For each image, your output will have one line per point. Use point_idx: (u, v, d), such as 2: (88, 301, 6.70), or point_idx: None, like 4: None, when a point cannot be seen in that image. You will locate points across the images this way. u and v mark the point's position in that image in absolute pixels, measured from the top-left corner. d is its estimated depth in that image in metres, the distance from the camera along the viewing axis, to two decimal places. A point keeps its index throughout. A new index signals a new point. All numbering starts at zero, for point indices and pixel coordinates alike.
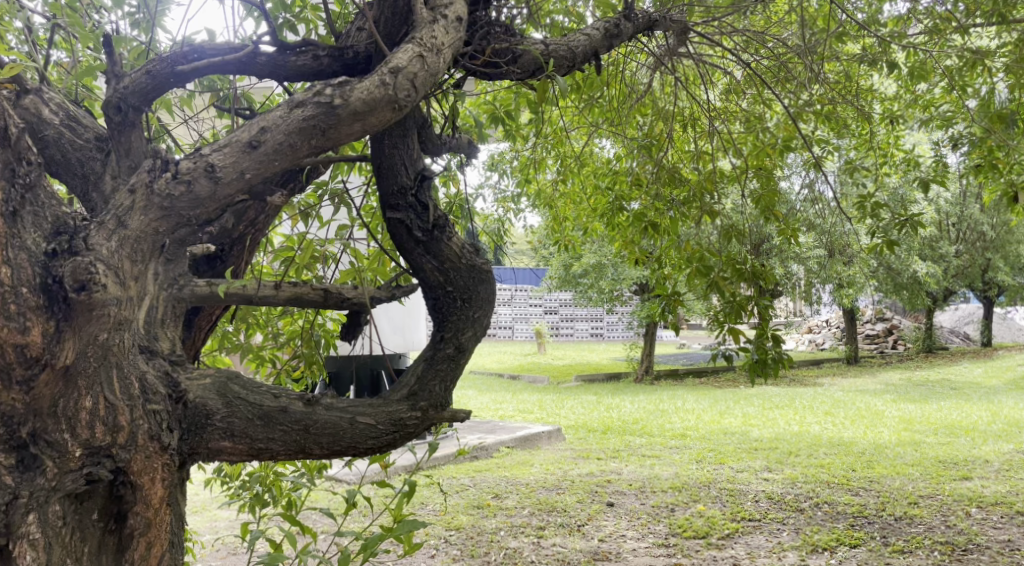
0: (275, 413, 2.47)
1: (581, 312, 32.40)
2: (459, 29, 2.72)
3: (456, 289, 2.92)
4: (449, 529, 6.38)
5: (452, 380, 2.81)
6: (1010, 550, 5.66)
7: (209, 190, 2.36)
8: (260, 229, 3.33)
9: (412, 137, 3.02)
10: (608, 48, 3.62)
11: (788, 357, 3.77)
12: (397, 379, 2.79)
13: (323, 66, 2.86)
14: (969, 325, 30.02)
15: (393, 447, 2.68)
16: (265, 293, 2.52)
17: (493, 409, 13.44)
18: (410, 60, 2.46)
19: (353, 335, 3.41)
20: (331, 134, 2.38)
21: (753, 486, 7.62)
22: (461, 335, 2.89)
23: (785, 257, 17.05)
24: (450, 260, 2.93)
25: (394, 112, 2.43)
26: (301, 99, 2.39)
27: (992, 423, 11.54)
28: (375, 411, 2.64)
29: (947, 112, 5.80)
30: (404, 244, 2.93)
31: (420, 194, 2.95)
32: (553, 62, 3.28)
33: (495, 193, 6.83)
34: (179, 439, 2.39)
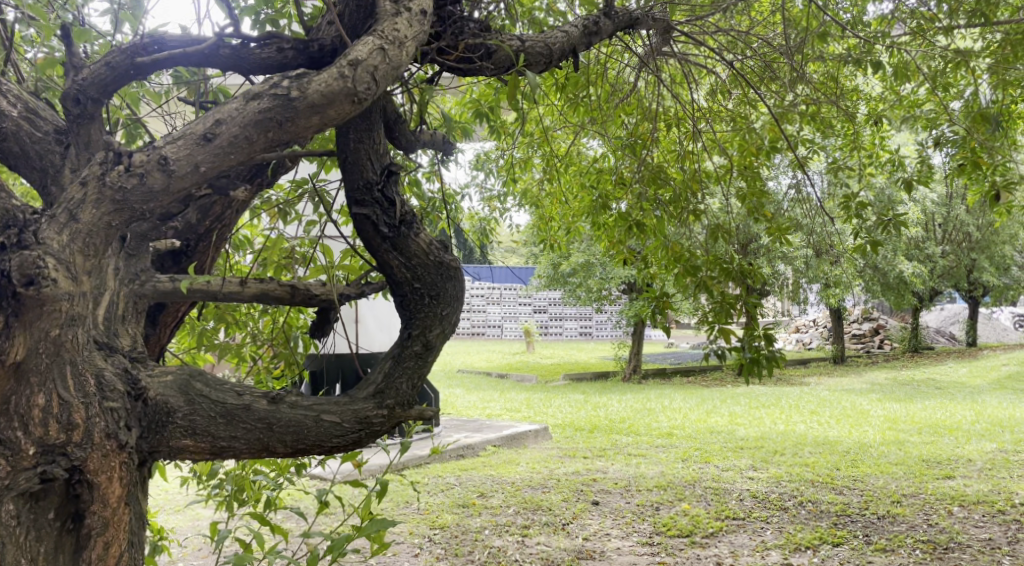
0: (237, 411, 2.46)
1: (570, 312, 32.42)
2: (423, 22, 2.69)
3: (424, 286, 2.91)
4: (433, 528, 6.36)
5: (419, 378, 2.80)
6: (991, 549, 5.71)
7: (162, 182, 2.30)
8: (226, 226, 3.37)
9: (379, 131, 2.95)
10: (587, 45, 3.61)
11: (782, 358, 3.76)
12: (363, 377, 2.77)
13: (288, 60, 2.77)
14: (954, 325, 30.29)
15: (359, 446, 2.66)
16: (230, 290, 2.68)
17: (480, 408, 13.43)
18: (370, 53, 2.45)
19: (323, 332, 3.39)
20: (289, 127, 2.35)
21: (738, 484, 7.65)
22: (428, 332, 2.87)
23: (772, 256, 17.14)
24: (418, 257, 2.91)
25: (354, 105, 2.40)
26: (257, 91, 2.37)
27: (977, 422, 11.61)
28: (341, 409, 2.61)
29: (931, 113, 5.83)
30: (370, 241, 2.91)
31: (386, 189, 2.93)
32: (528, 58, 3.27)
33: (480, 192, 6.81)
34: (138, 438, 2.37)
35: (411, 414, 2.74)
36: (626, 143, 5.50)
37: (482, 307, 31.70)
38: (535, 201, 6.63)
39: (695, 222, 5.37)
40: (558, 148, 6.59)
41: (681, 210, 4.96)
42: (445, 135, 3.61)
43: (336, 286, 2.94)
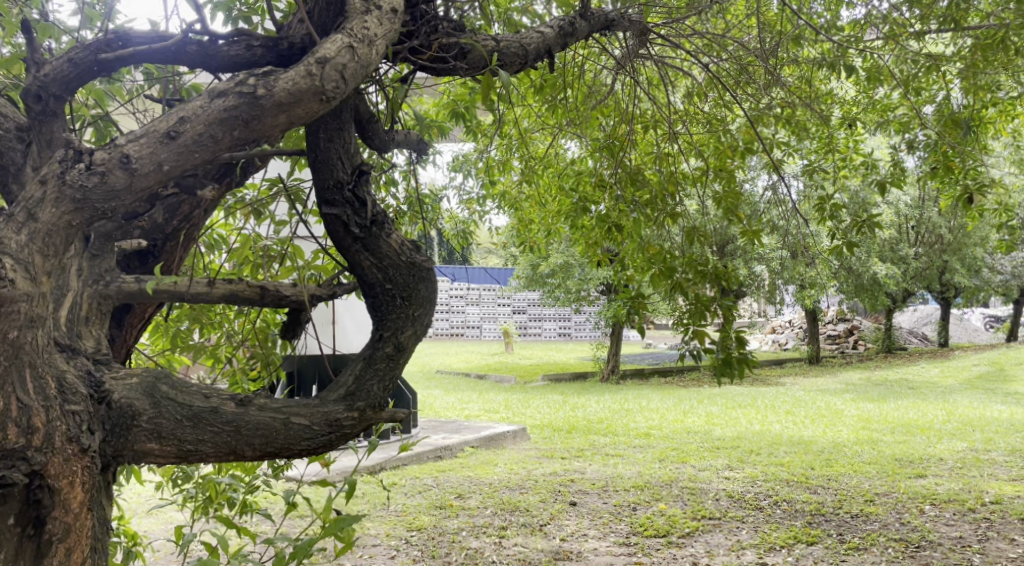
0: (205, 414, 2.43)
1: (549, 312, 32.46)
2: (394, 20, 2.67)
3: (396, 287, 2.89)
4: (410, 530, 6.34)
5: (390, 380, 2.78)
6: (961, 547, 5.79)
7: (125, 181, 2.27)
8: (194, 225, 3.32)
9: (350, 130, 2.95)
10: (563, 46, 3.61)
11: (756, 358, 3.78)
12: (334, 379, 2.75)
13: (257, 57, 2.75)
14: (927, 325, 30.73)
15: (330, 449, 2.65)
16: (197, 291, 2.65)
17: (459, 409, 13.40)
18: (339, 51, 2.44)
19: (295, 331, 3.38)
20: (255, 125, 2.36)
21: (714, 484, 7.69)
22: (400, 333, 2.85)
23: (749, 258, 17.29)
24: (389, 257, 2.89)
25: (322, 103, 2.41)
26: (223, 88, 2.36)
27: (948, 421, 11.78)
28: (311, 411, 2.60)
29: (904, 117, 5.90)
30: (341, 241, 2.89)
31: (357, 189, 2.90)
32: (503, 58, 3.27)
33: (458, 193, 6.79)
34: (101, 441, 2.33)
35: (383, 416, 2.73)
36: (603, 144, 5.53)
37: (461, 307, 31.64)
38: (513, 202, 6.62)
39: (672, 224, 5.40)
40: (536, 150, 6.60)
41: (657, 212, 4.98)
42: (420, 134, 3.59)
43: (308, 287, 2.92)
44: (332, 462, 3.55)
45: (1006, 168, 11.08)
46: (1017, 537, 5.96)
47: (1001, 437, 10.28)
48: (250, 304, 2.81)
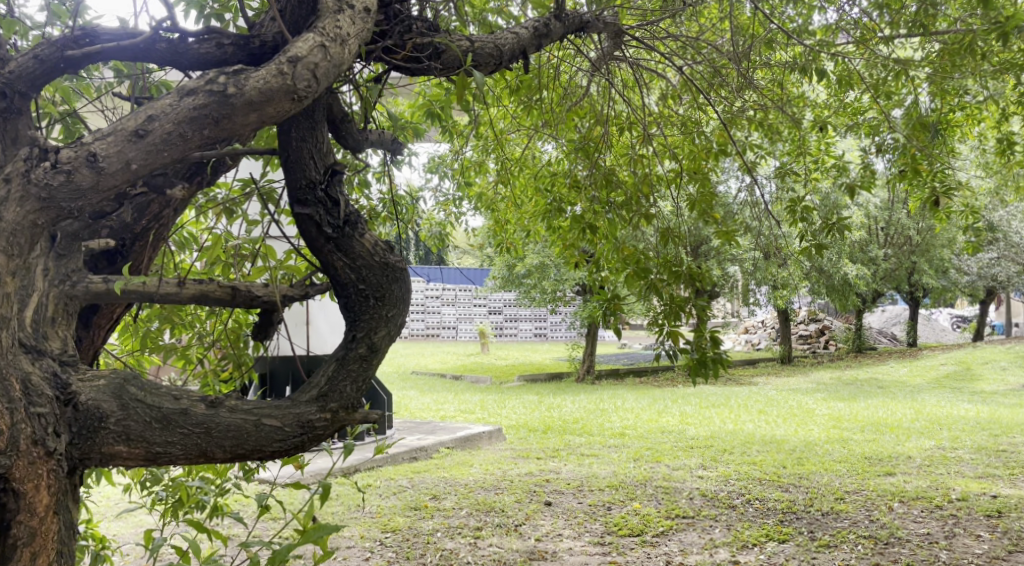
0: (174, 416, 2.41)
1: (524, 313, 32.48)
2: (366, 19, 2.66)
3: (369, 287, 2.87)
4: (384, 531, 6.31)
5: (363, 381, 2.76)
6: (929, 543, 5.88)
7: (91, 179, 2.24)
8: (164, 225, 3.30)
9: (322, 130, 2.95)
10: (538, 47, 3.62)
11: (729, 359, 3.81)
12: (307, 379, 2.73)
13: (227, 55, 2.72)
14: (896, 325, 31.21)
15: (302, 451, 2.63)
16: (168, 291, 2.62)
17: (434, 410, 13.37)
18: (311, 51, 2.42)
19: (265, 334, 3.35)
20: (225, 124, 2.33)
21: (688, 483, 7.75)
22: (373, 334, 2.82)
23: (723, 258, 17.44)
24: (362, 257, 2.88)
25: (294, 102, 2.39)
26: (192, 87, 2.32)
27: (917, 420, 11.97)
28: (282, 413, 2.58)
29: (874, 120, 5.98)
30: (313, 241, 2.87)
31: (330, 189, 2.91)
32: (477, 58, 3.26)
33: (434, 194, 6.76)
34: (68, 444, 2.30)
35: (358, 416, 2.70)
36: (580, 146, 5.54)
37: (437, 308, 31.56)
38: (490, 204, 6.62)
39: (647, 225, 5.43)
40: (512, 151, 6.60)
41: (632, 213, 5.01)
42: (394, 134, 3.57)
43: (280, 288, 2.90)
44: (304, 463, 3.52)
45: (972, 171, 11.30)
46: (983, 533, 6.08)
47: (967, 436, 10.46)
48: (222, 305, 2.78)
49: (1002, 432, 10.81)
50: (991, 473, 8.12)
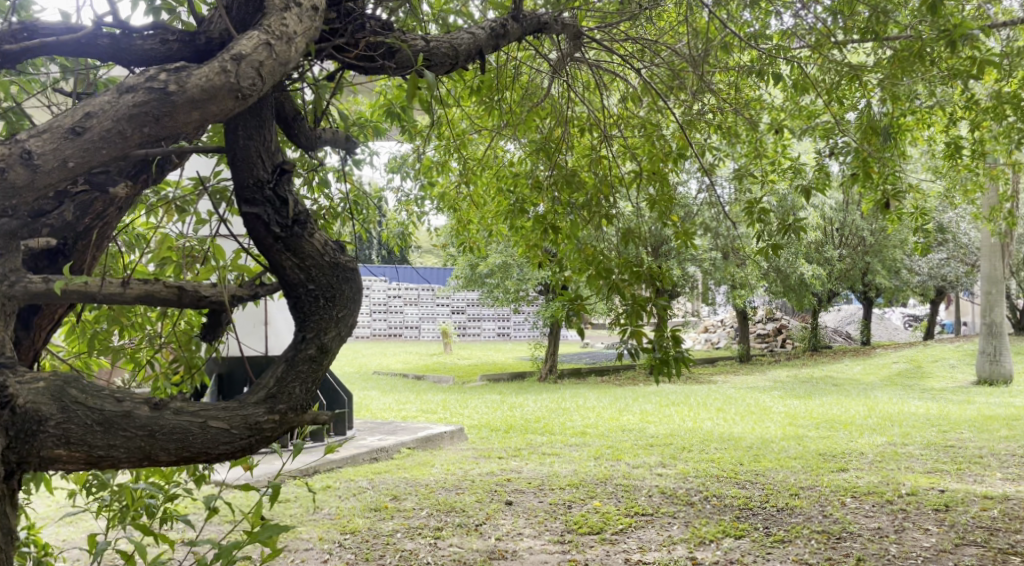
0: (117, 418, 2.35)
1: (488, 312, 32.48)
2: (314, 17, 2.65)
3: (319, 288, 2.85)
4: (343, 533, 6.26)
5: (313, 382, 2.75)
6: (879, 537, 6.03)
7: (26, 177, 2.19)
8: (108, 224, 3.22)
9: (270, 127, 2.90)
10: (495, 48, 3.62)
11: (689, 357, 3.86)
12: (256, 380, 2.71)
13: (172, 52, 2.66)
14: (850, 325, 31.91)
15: (250, 452, 2.61)
16: (111, 291, 2.56)
17: (395, 410, 13.30)
18: (255, 49, 2.41)
19: (214, 333, 3.32)
20: (166, 122, 2.27)
21: (648, 481, 7.83)
22: (325, 334, 2.81)
23: (683, 259, 17.65)
24: (311, 257, 2.86)
25: (237, 101, 2.37)
26: (131, 83, 2.28)
27: (869, 417, 12.24)
28: (230, 415, 2.55)
29: (829, 124, 6.10)
30: (261, 240, 2.83)
31: (278, 188, 2.88)
32: (433, 57, 3.25)
33: (395, 193, 6.71)
34: (5, 448, 2.24)
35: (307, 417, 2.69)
36: (542, 146, 5.56)
37: (399, 308, 31.40)
38: (451, 204, 6.60)
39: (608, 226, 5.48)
40: (474, 151, 6.59)
41: (593, 214, 5.04)
42: (349, 133, 3.53)
43: (229, 288, 2.88)
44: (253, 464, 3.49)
45: (923, 174, 11.60)
46: (931, 526, 6.24)
47: (917, 432, 10.73)
48: (168, 306, 2.73)
49: (951, 427, 11.11)
50: (940, 468, 8.34)
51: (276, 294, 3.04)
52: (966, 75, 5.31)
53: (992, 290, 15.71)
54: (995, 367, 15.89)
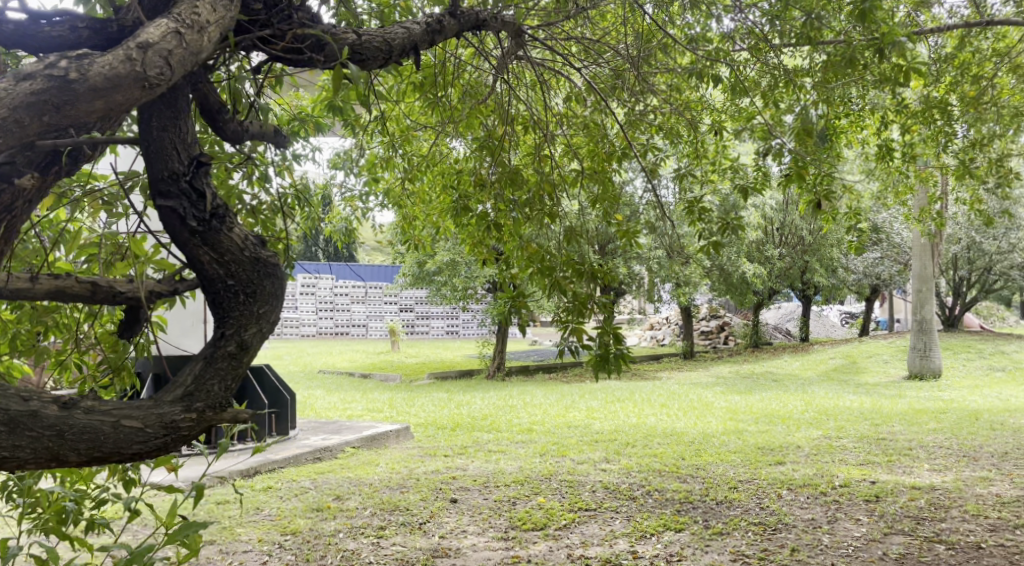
0: (23, 418, 2.34)
1: (436, 311, 32.29)
2: (227, 7, 2.74)
3: (238, 283, 2.83)
4: (284, 533, 6.17)
5: (232, 379, 2.76)
6: (813, 528, 6.20)
7: None
8: (18, 219, 2.93)
9: (186, 119, 2.92)
10: (431, 43, 3.61)
11: (628, 352, 3.91)
12: (173, 379, 2.72)
13: (82, 39, 2.70)
14: (790, 322, 32.71)
15: (166, 452, 2.62)
16: (21, 287, 2.71)
17: (340, 409, 13.15)
18: (163, 37, 2.47)
19: (133, 330, 3.39)
20: (66, 111, 2.30)
21: (591, 476, 7.90)
22: (245, 331, 2.81)
23: (629, 257, 17.85)
24: (230, 251, 2.84)
25: (144, 90, 2.41)
26: (31, 71, 2.28)
27: (807, 412, 12.56)
28: (143, 414, 2.56)
29: (767, 126, 6.24)
30: (177, 234, 2.81)
31: (194, 180, 2.86)
32: (365, 51, 3.22)
33: (339, 190, 6.63)
34: None
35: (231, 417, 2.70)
36: (486, 144, 5.57)
37: (345, 306, 31.03)
38: (396, 200, 6.54)
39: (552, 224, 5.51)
40: (419, 148, 6.55)
41: (538, 212, 5.06)
42: (278, 126, 3.50)
43: (146, 282, 2.92)
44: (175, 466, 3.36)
45: (857, 176, 11.95)
46: (862, 517, 6.44)
47: (851, 425, 11.07)
48: (83, 302, 2.85)
49: (883, 421, 11.48)
50: (872, 460, 8.62)
51: (195, 290, 3.04)
52: (896, 80, 5.49)
53: (923, 288, 16.28)
54: (926, 363, 16.48)
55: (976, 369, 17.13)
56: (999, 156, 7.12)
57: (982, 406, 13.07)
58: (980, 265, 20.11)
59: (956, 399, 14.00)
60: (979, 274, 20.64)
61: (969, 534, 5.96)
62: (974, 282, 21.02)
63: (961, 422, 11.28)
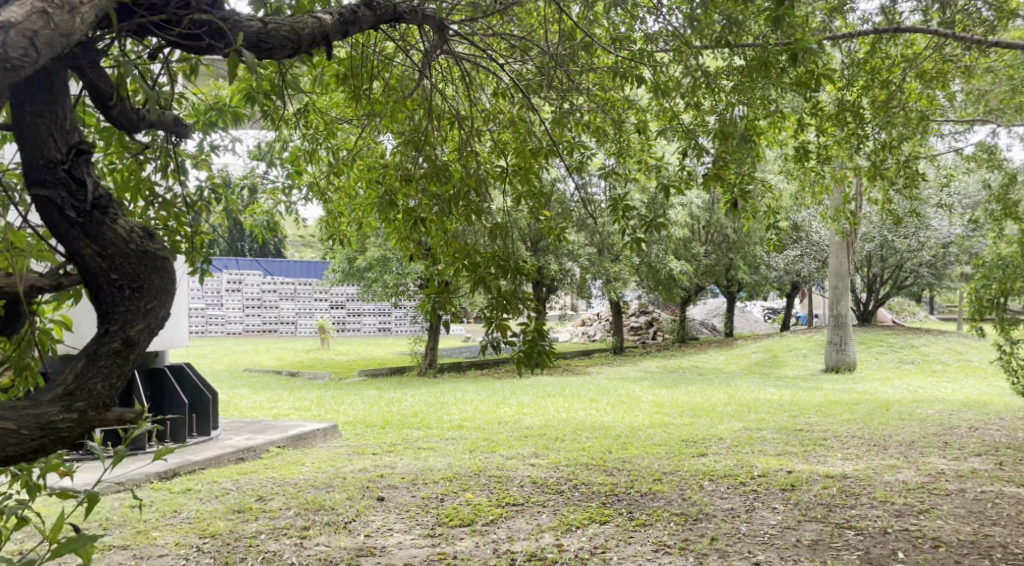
0: None
1: (367, 307, 31.99)
2: None
3: (124, 277, 2.86)
4: (202, 536, 6.00)
5: (116, 377, 2.81)
6: (732, 517, 6.37)
7: None
8: None
9: (64, 104, 2.84)
10: (343, 34, 3.59)
11: (552, 351, 4.45)
12: (52, 378, 2.74)
13: None
14: (715, 317, 33.58)
15: (44, 454, 2.64)
16: None
17: (266, 408, 12.87)
18: (28, 17, 2.31)
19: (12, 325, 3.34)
20: None
21: (520, 471, 7.94)
22: (131, 327, 2.85)
23: (560, 254, 17.99)
24: (114, 244, 2.85)
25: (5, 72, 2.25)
26: None
27: (729, 404, 12.92)
28: (18, 417, 2.57)
29: (689, 126, 6.38)
30: (57, 226, 2.80)
31: (73, 169, 2.83)
32: (271, 39, 3.19)
33: (262, 182, 6.47)
34: None
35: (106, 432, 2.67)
36: (411, 139, 5.52)
37: (273, 302, 30.36)
38: (321, 194, 6.43)
39: (479, 220, 5.50)
40: (344, 141, 6.45)
41: (465, 208, 5.04)
42: (177, 115, 3.47)
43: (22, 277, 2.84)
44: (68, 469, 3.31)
45: (778, 176, 12.34)
46: (778, 505, 6.66)
47: (771, 417, 11.43)
48: None
49: (801, 413, 11.90)
50: (789, 450, 8.92)
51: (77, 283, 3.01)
52: (810, 84, 5.68)
53: (839, 284, 16.92)
54: (841, 356, 17.14)
55: (888, 362, 17.91)
56: (908, 158, 7.44)
57: (892, 397, 13.67)
58: (892, 262, 21.01)
59: (869, 390, 14.61)
60: (891, 271, 21.56)
61: (877, 520, 6.23)
62: (886, 278, 21.95)
63: (873, 413, 11.78)
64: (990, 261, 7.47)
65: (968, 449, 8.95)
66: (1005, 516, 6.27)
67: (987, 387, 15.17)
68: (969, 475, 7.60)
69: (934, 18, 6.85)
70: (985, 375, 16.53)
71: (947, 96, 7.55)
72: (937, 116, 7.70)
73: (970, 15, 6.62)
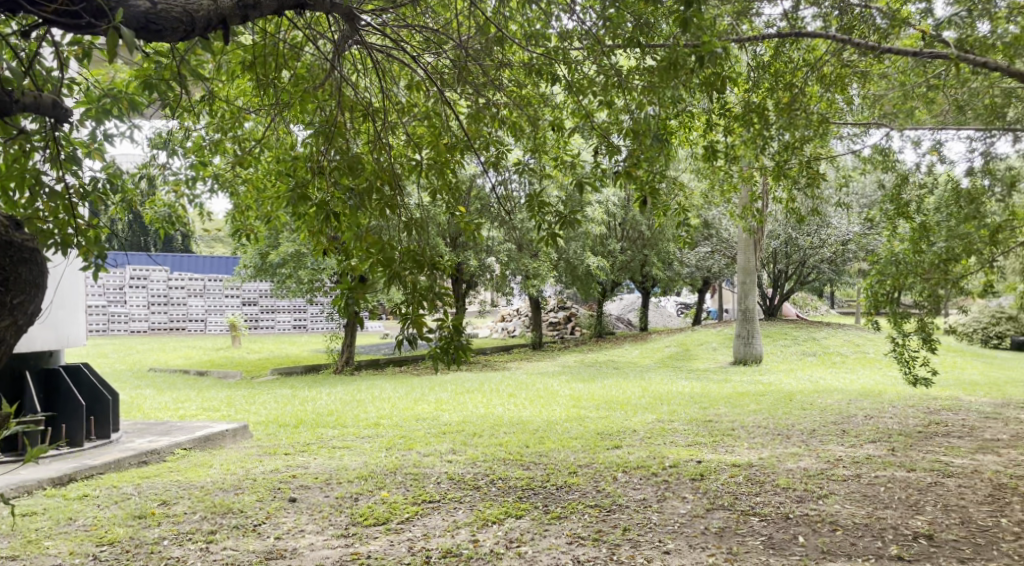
0: None
1: (283, 304, 31.48)
2: None
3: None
4: (100, 544, 5.74)
5: None
6: (645, 508, 6.50)
7: None
8: None
9: None
10: (241, 17, 3.87)
11: (469, 347, 4.44)
12: None
13: None
14: (631, 313, 34.30)
15: None
16: None
17: (173, 409, 12.37)
18: None
19: None
20: None
21: (437, 468, 7.89)
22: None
23: (479, 250, 17.97)
24: None
25: None
26: None
27: (643, 397, 13.18)
28: None
29: (604, 123, 6.46)
30: None
31: None
32: (159, 18, 3.49)
33: (164, 172, 6.21)
34: None
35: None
36: (323, 132, 5.41)
37: (181, 299, 29.23)
38: (227, 187, 6.21)
39: (393, 215, 5.42)
40: (252, 133, 6.26)
41: (378, 202, 4.96)
42: (57, 99, 3.60)
43: None
44: None
45: (690, 175, 12.65)
46: (688, 495, 6.84)
47: (682, 409, 11.72)
48: None
49: (710, 405, 12.25)
50: (699, 441, 9.17)
51: None
52: (718, 86, 5.86)
53: (746, 280, 17.51)
54: (749, 349, 17.74)
55: (792, 354, 18.64)
56: (810, 159, 7.74)
57: (796, 389, 14.23)
58: (796, 259, 21.87)
59: (774, 382, 15.16)
60: (795, 267, 22.44)
61: (780, 506, 6.47)
62: (791, 274, 22.83)
63: (778, 404, 12.23)
64: (884, 258, 7.86)
65: (864, 436, 9.41)
66: (896, 500, 6.61)
67: (882, 377, 15.98)
68: (864, 461, 7.98)
69: (834, 24, 7.15)
70: (880, 366, 17.41)
71: (845, 100, 7.89)
72: (837, 118, 8.04)
73: (865, 23, 6.93)
